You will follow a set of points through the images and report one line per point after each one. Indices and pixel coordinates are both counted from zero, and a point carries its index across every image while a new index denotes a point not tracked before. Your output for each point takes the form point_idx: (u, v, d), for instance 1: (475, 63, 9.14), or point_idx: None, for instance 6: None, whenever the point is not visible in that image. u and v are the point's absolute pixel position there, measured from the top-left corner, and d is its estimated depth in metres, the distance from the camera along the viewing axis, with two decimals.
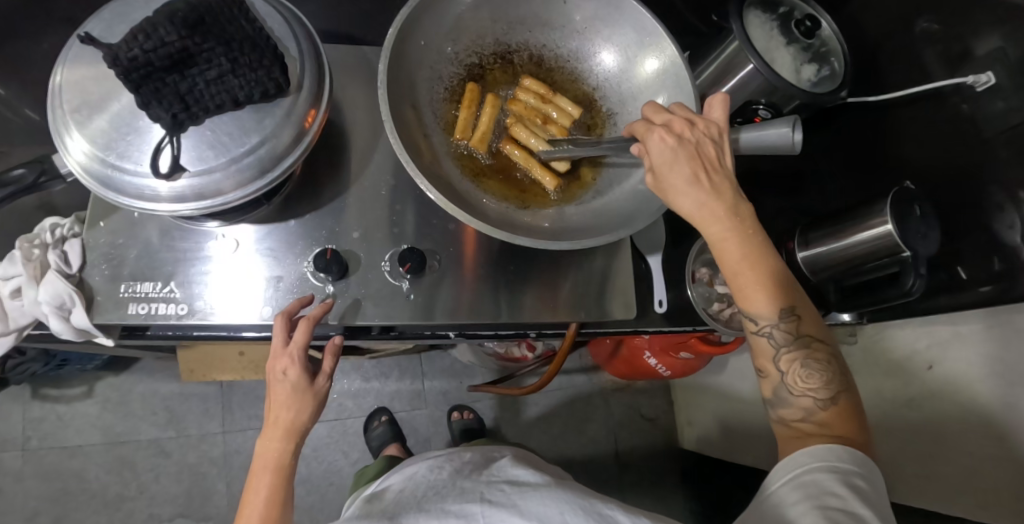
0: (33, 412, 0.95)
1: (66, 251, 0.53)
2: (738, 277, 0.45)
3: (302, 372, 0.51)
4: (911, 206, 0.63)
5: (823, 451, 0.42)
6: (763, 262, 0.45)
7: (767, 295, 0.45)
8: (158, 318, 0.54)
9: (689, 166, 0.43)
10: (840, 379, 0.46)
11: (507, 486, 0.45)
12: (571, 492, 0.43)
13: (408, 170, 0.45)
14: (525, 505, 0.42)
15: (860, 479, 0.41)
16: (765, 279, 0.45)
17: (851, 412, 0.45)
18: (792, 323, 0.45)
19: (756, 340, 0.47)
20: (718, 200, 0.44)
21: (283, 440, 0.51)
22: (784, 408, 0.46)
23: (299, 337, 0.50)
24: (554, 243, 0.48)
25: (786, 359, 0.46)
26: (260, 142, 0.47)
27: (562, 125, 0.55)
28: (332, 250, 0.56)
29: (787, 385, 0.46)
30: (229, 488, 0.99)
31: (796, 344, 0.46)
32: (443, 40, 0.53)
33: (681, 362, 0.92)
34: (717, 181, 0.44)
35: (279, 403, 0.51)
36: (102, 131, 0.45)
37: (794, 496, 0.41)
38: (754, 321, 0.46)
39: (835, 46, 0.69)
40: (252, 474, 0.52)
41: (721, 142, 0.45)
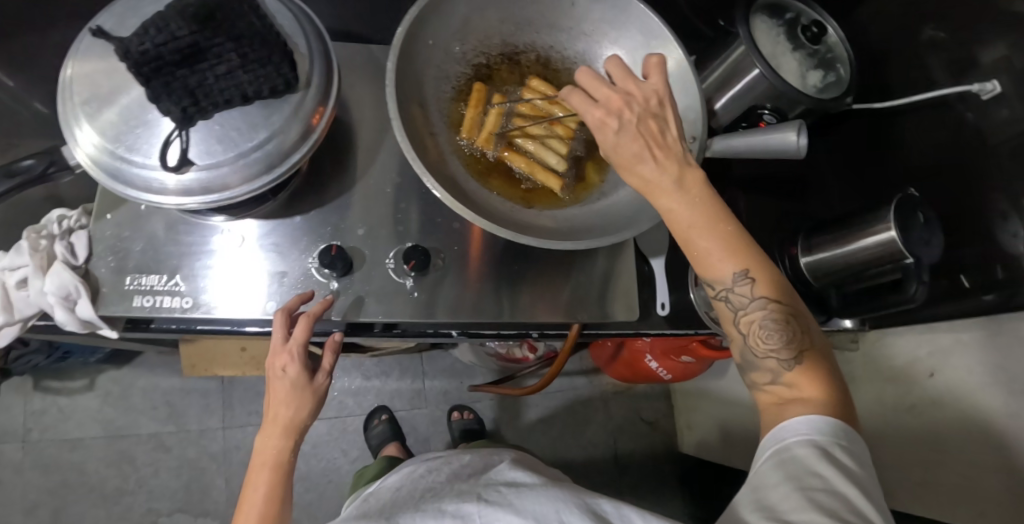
0: (34, 405, 0.95)
1: (73, 243, 0.54)
2: (692, 244, 0.43)
3: (301, 369, 0.51)
4: (914, 213, 0.63)
5: (801, 425, 0.40)
6: (715, 225, 0.42)
7: (723, 258, 0.42)
8: (163, 311, 0.54)
9: (635, 144, 0.41)
10: (807, 337, 0.43)
11: (503, 487, 0.45)
12: (568, 491, 0.43)
13: (414, 167, 0.45)
14: (521, 504, 0.41)
15: (839, 451, 0.38)
16: (719, 243, 0.42)
17: (821, 372, 0.42)
18: (749, 284, 0.42)
19: (716, 305, 0.44)
20: (664, 177, 0.41)
21: (282, 437, 0.51)
22: (753, 372, 0.44)
23: (299, 334, 0.50)
24: (558, 244, 0.48)
25: (746, 321, 0.44)
26: (268, 137, 0.47)
27: (568, 125, 0.56)
28: (337, 247, 0.56)
29: (752, 349, 0.44)
30: (228, 484, 0.99)
31: (756, 305, 0.43)
32: (452, 39, 0.53)
33: (682, 366, 0.92)
34: (660, 156, 0.41)
35: (279, 398, 0.51)
36: (111, 123, 0.45)
37: (774, 477, 0.38)
38: (710, 287, 0.44)
39: (841, 52, 0.69)
40: (251, 471, 0.52)
41: (661, 112, 0.42)
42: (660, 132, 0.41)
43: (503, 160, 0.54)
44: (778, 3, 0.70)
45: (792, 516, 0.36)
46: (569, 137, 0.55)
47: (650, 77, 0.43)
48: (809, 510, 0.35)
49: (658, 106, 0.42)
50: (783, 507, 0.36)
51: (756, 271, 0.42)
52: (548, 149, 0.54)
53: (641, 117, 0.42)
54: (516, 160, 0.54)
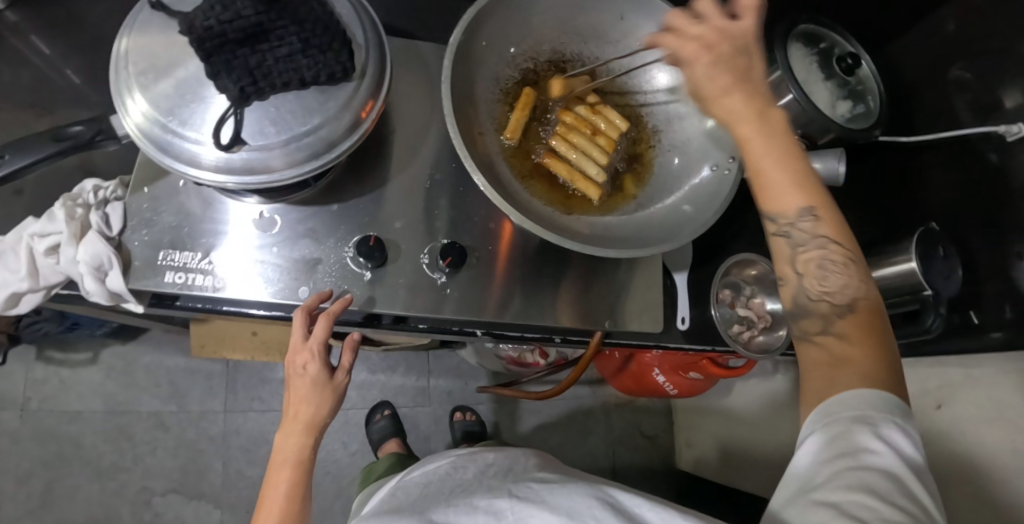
0: (36, 373, 0.94)
1: (108, 213, 0.54)
2: (768, 172, 0.42)
3: (322, 367, 0.51)
4: (935, 248, 0.65)
5: (851, 401, 0.38)
6: (790, 155, 0.42)
7: (800, 186, 0.41)
8: (194, 289, 0.54)
9: (725, 76, 0.42)
10: (862, 285, 0.42)
11: (535, 484, 0.43)
12: (599, 488, 0.40)
13: (465, 162, 0.46)
14: (553, 501, 0.39)
15: (887, 427, 0.37)
16: (796, 172, 0.42)
17: (871, 326, 0.41)
18: (814, 222, 0.41)
19: (773, 240, 0.43)
20: (749, 111, 0.41)
21: (303, 434, 0.51)
22: (805, 319, 0.42)
23: (319, 333, 0.49)
24: (600, 250, 0.49)
25: (803, 260, 0.43)
26: (320, 123, 0.47)
27: (610, 137, 0.55)
28: (375, 237, 0.57)
29: (805, 291, 0.43)
30: (225, 468, 0.98)
31: (816, 245, 0.42)
32: (505, 42, 0.54)
33: (689, 382, 0.93)
34: (747, 91, 0.42)
35: (299, 397, 0.51)
36: (165, 97, 0.45)
37: (819, 455, 0.37)
38: (772, 221, 0.42)
39: (872, 85, 0.71)
40: (270, 470, 0.52)
41: (748, 52, 0.43)
42: (746, 69, 0.42)
43: (544, 164, 0.55)
44: (815, 32, 0.72)
45: (840, 498, 0.34)
46: (611, 148, 0.55)
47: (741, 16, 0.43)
48: (857, 492, 0.34)
49: (747, 45, 0.42)
50: (830, 488, 0.35)
51: (824, 207, 0.41)
52: (589, 158, 0.55)
53: (730, 50, 0.42)
54: (557, 165, 0.54)
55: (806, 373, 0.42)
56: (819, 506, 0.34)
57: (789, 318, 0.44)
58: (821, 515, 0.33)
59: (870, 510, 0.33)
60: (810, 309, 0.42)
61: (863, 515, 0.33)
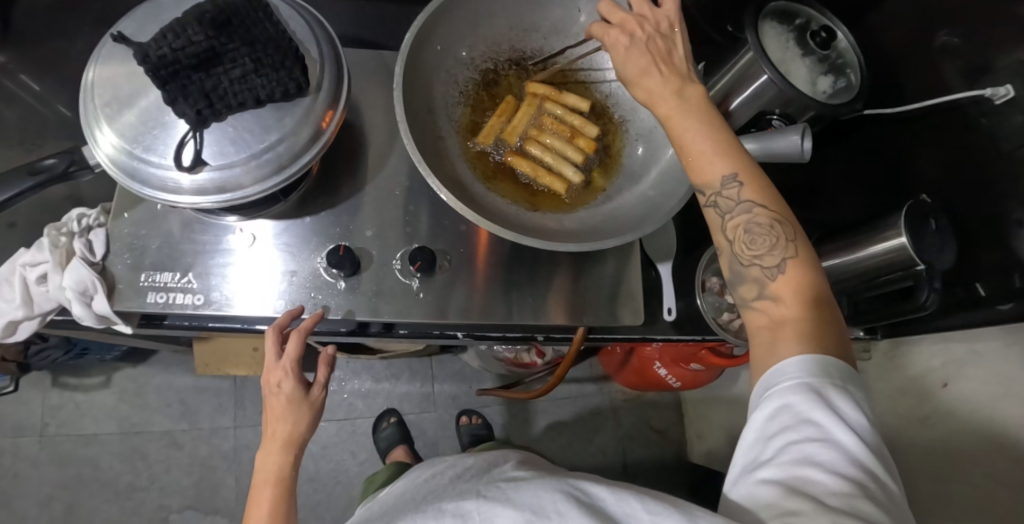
0: (52, 399, 0.98)
1: (92, 240, 0.55)
2: (687, 146, 0.43)
3: (296, 384, 0.52)
4: (925, 221, 0.62)
5: (795, 364, 0.38)
6: (710, 127, 0.43)
7: (716, 156, 0.42)
8: (175, 307, 0.55)
9: (642, 58, 0.44)
10: (794, 245, 0.41)
11: (504, 483, 0.45)
12: (566, 483, 0.42)
13: (419, 169, 0.46)
14: (518, 498, 0.40)
15: (832, 392, 0.37)
16: (712, 144, 0.42)
17: (808, 287, 0.41)
18: (738, 188, 0.42)
19: (704, 212, 0.43)
20: (665, 87, 0.43)
21: (283, 452, 0.52)
22: (740, 286, 0.43)
23: (289, 349, 0.51)
24: (558, 243, 0.48)
25: (733, 228, 0.43)
26: (279, 139, 0.48)
27: (590, 137, 0.55)
28: (346, 247, 0.57)
29: (738, 259, 0.43)
30: (238, 483, 1.00)
31: (746, 212, 0.42)
32: (459, 45, 0.54)
33: (691, 373, 0.92)
34: (665, 70, 0.44)
35: (276, 415, 0.52)
36: (132, 126, 0.47)
37: (768, 429, 0.37)
38: (700, 191, 0.43)
39: (852, 58, 0.69)
40: (254, 490, 0.53)
41: (670, 36, 0.45)
42: (664, 50, 0.44)
43: (508, 163, 0.55)
44: (789, 9, 0.70)
45: (791, 473, 0.35)
46: (590, 150, 0.55)
47: (664, 2, 0.46)
48: (805, 468, 0.35)
49: (669, 28, 0.45)
50: (781, 464, 0.36)
51: (748, 173, 0.41)
52: (563, 159, 0.54)
53: (648, 36, 0.44)
54: (520, 163, 0.54)
55: (752, 337, 0.42)
56: (769, 485, 0.35)
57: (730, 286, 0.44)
58: (771, 492, 0.35)
59: (820, 485, 0.34)
60: (743, 276, 0.42)
61: (814, 492, 0.34)
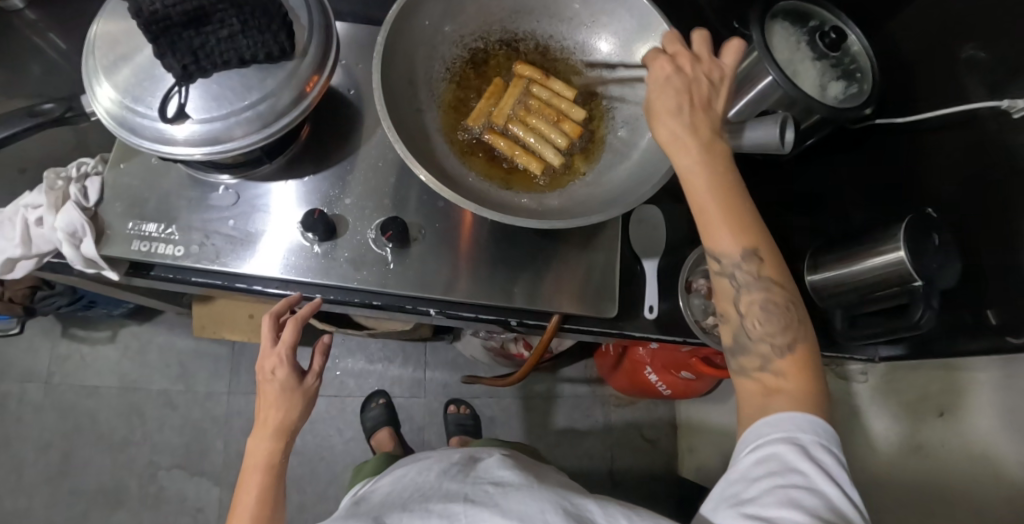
0: (60, 349, 1.02)
1: (87, 186, 0.57)
2: (709, 213, 0.42)
3: (290, 373, 0.55)
4: (929, 235, 0.59)
5: (784, 421, 0.39)
6: (736, 198, 0.42)
7: (740, 229, 0.42)
8: (156, 257, 0.57)
9: (681, 101, 0.42)
10: (801, 328, 0.42)
11: (490, 487, 0.48)
12: (554, 495, 0.44)
13: (388, 136, 0.46)
14: (507, 505, 0.43)
15: (818, 449, 0.38)
16: (738, 216, 0.42)
17: (810, 367, 0.41)
18: (756, 264, 0.42)
19: (718, 280, 0.43)
20: (691, 137, 0.42)
21: (273, 439, 0.55)
22: (741, 355, 0.43)
23: (285, 336, 0.53)
24: (521, 219, 0.48)
25: (745, 301, 0.43)
26: (260, 99, 0.49)
27: (575, 121, 0.55)
28: (321, 211, 0.57)
29: (745, 330, 0.42)
30: (226, 448, 1.03)
31: (758, 286, 0.42)
32: (448, 20, 0.54)
33: (682, 382, 0.89)
34: (702, 121, 0.42)
35: (269, 403, 0.55)
36: (126, 79, 0.49)
37: (754, 472, 0.38)
38: (718, 259, 0.43)
39: (866, 63, 0.66)
40: (243, 475, 0.55)
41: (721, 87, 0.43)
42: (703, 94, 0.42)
43: (488, 140, 0.54)
44: (802, 10, 0.68)
45: (773, 514, 0.35)
46: (575, 135, 0.55)
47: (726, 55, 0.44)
48: (789, 511, 0.35)
49: (721, 79, 0.43)
50: (763, 504, 0.36)
51: (767, 249, 0.42)
52: (547, 142, 0.54)
53: (695, 80, 0.43)
54: (498, 141, 0.54)
55: (743, 404, 0.42)
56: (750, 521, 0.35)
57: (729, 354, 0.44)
58: None
59: None
60: (750, 348, 0.42)
61: None
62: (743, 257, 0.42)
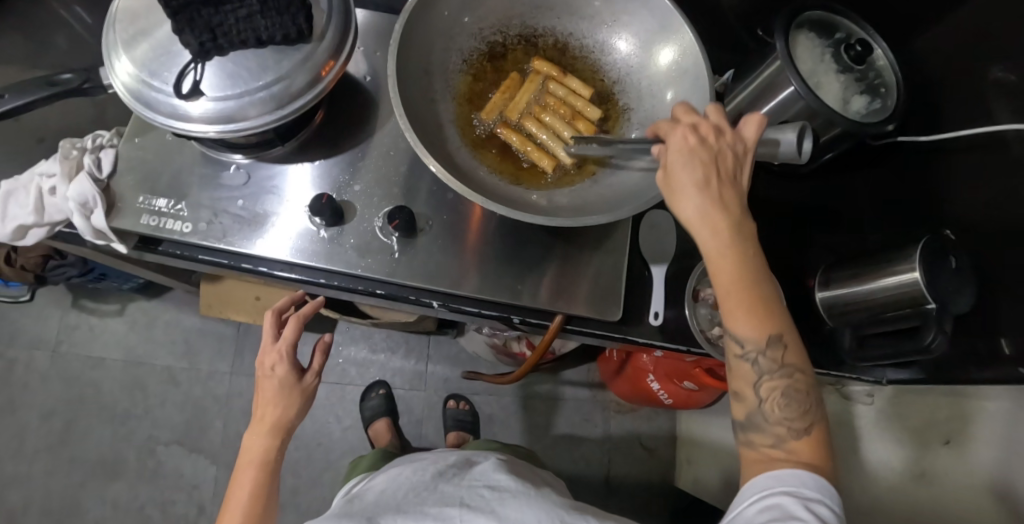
0: (69, 319, 1.04)
1: (101, 158, 0.58)
2: (732, 296, 0.42)
3: (289, 369, 0.55)
4: (944, 258, 0.57)
5: (790, 479, 0.40)
6: (759, 281, 0.42)
7: (763, 314, 0.42)
8: (164, 232, 0.57)
9: (705, 178, 0.42)
10: (817, 410, 0.43)
11: (486, 491, 0.51)
12: (549, 505, 0.49)
13: (398, 123, 0.46)
14: (503, 512, 0.48)
15: (822, 507, 0.38)
16: (761, 299, 0.42)
17: (824, 447, 0.42)
18: (779, 351, 0.42)
19: (737, 362, 0.43)
20: (717, 219, 0.41)
21: (270, 434, 0.55)
22: (754, 432, 0.43)
23: (287, 331, 0.55)
24: (528, 215, 0.47)
25: (765, 384, 0.43)
26: (274, 80, 0.49)
27: (590, 121, 0.54)
28: (329, 196, 0.57)
29: (762, 412, 0.43)
30: (225, 428, 1.03)
31: (779, 372, 0.42)
32: (468, 11, 0.53)
33: (685, 393, 0.88)
34: (726, 200, 0.42)
35: (268, 399, 0.55)
36: (144, 53, 0.49)
37: (758, 519, 0.38)
38: (739, 344, 0.42)
39: (890, 78, 0.65)
40: (236, 473, 0.55)
41: (740, 166, 0.43)
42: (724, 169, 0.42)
43: (501, 135, 0.54)
44: (827, 21, 0.67)
45: None
46: (589, 133, 0.54)
47: (744, 126, 0.44)
48: None
49: (740, 154, 0.43)
50: None
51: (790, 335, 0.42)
52: (559, 139, 0.54)
53: (717, 157, 0.42)
54: (511, 136, 0.53)
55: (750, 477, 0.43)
56: None
57: (739, 428, 0.45)
58: None
59: None
60: (767, 430, 0.43)
61: None
62: (763, 339, 0.42)
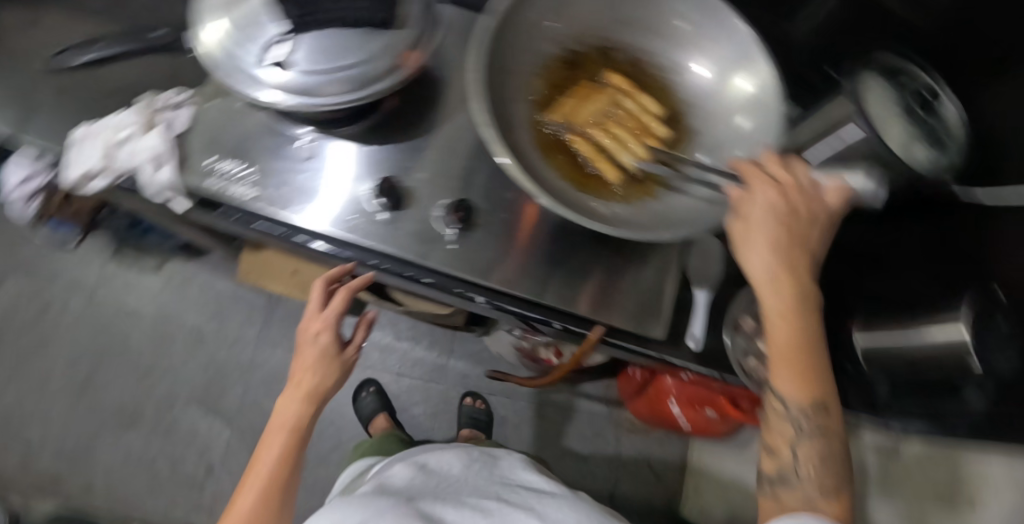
0: (108, 269, 1.06)
1: (176, 117, 0.60)
2: (786, 355, 0.46)
3: (332, 338, 0.57)
4: (993, 319, 0.56)
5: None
6: (812, 348, 0.46)
7: (810, 377, 0.45)
8: (229, 196, 0.59)
9: (779, 242, 0.46)
10: (845, 480, 0.45)
11: (523, 493, 0.57)
12: (584, 509, 0.55)
13: (478, 119, 0.47)
14: (542, 509, 0.53)
15: None
16: (811, 363, 0.46)
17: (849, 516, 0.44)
18: (819, 414, 0.45)
19: (777, 417, 0.46)
20: (782, 281, 0.46)
21: (304, 401, 0.55)
22: (784, 488, 0.45)
23: (336, 301, 0.56)
24: (593, 222, 0.48)
25: (801, 444, 0.46)
26: (358, 62, 0.50)
27: (658, 138, 0.55)
28: (392, 182, 0.59)
29: (796, 470, 0.45)
30: (244, 394, 1.05)
31: (817, 434, 0.45)
32: (553, 16, 0.54)
33: (704, 420, 0.88)
34: (793, 267, 0.47)
35: (307, 365, 0.56)
36: (236, 19, 0.50)
37: None
38: (783, 400, 0.46)
39: (958, 134, 0.62)
40: (265, 437, 0.55)
41: (810, 239, 0.48)
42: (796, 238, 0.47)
43: (569, 142, 0.55)
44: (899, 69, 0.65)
45: None
46: (657, 152, 0.54)
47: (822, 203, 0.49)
48: None
49: (812, 227, 0.48)
50: None
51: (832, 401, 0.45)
52: (626, 149, 0.54)
53: (793, 227, 0.47)
54: (580, 144, 0.54)
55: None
56: None
57: (766, 483, 0.47)
58: None
59: None
60: (797, 487, 0.45)
61: None
62: (806, 401, 0.46)
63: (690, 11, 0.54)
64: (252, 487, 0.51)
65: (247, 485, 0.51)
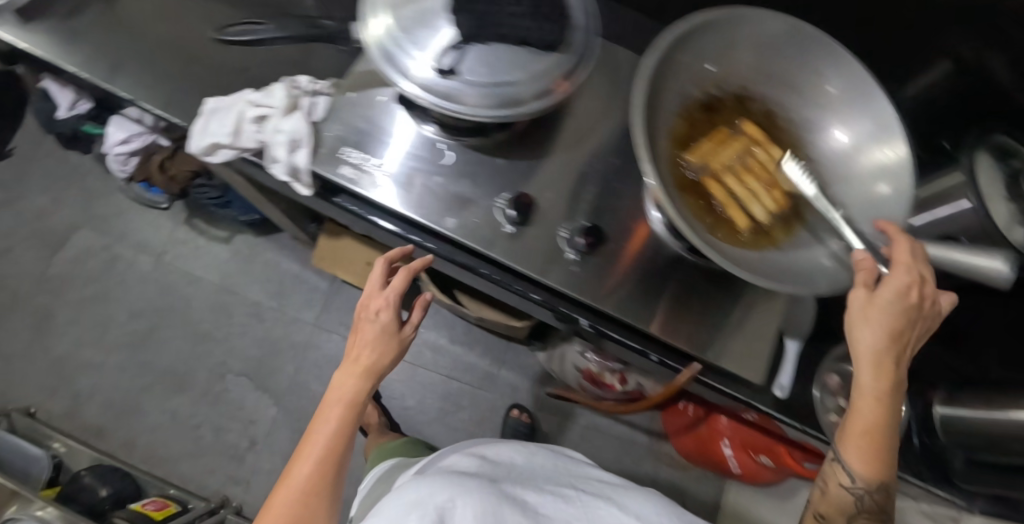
0: (179, 233, 1.09)
1: (318, 104, 0.61)
2: (867, 439, 0.48)
3: (392, 317, 0.55)
4: None
5: None
6: (891, 437, 0.48)
7: (881, 460, 0.49)
8: (361, 187, 0.60)
9: (895, 337, 0.46)
10: None
11: (594, 481, 0.66)
12: (650, 500, 0.64)
13: (637, 148, 0.48)
14: (618, 499, 0.62)
15: None
16: (885, 450, 0.48)
17: None
18: (878, 493, 0.50)
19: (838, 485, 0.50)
20: (888, 372, 0.47)
21: (362, 378, 0.54)
22: None
23: (399, 281, 0.55)
24: (735, 266, 0.49)
25: (851, 511, 0.51)
26: (514, 81, 0.50)
27: (785, 192, 0.55)
28: (526, 196, 0.60)
29: None
30: (293, 374, 1.05)
31: (869, 507, 0.50)
32: (706, 63, 0.56)
33: (757, 466, 0.88)
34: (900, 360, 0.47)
35: (367, 340, 0.55)
36: (408, 18, 0.50)
37: None
38: (850, 475, 0.49)
39: None
40: (322, 406, 0.54)
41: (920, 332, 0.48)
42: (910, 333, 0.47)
43: (703, 183, 0.56)
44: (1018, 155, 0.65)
45: None
46: (782, 204, 0.55)
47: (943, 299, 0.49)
48: None
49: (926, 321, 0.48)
50: None
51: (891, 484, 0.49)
52: (757, 199, 0.55)
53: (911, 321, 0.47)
54: (716, 188, 0.55)
55: None
56: None
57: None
58: None
59: None
60: None
61: None
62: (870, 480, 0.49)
63: (833, 75, 0.55)
64: (311, 452, 0.51)
65: (305, 450, 0.51)
